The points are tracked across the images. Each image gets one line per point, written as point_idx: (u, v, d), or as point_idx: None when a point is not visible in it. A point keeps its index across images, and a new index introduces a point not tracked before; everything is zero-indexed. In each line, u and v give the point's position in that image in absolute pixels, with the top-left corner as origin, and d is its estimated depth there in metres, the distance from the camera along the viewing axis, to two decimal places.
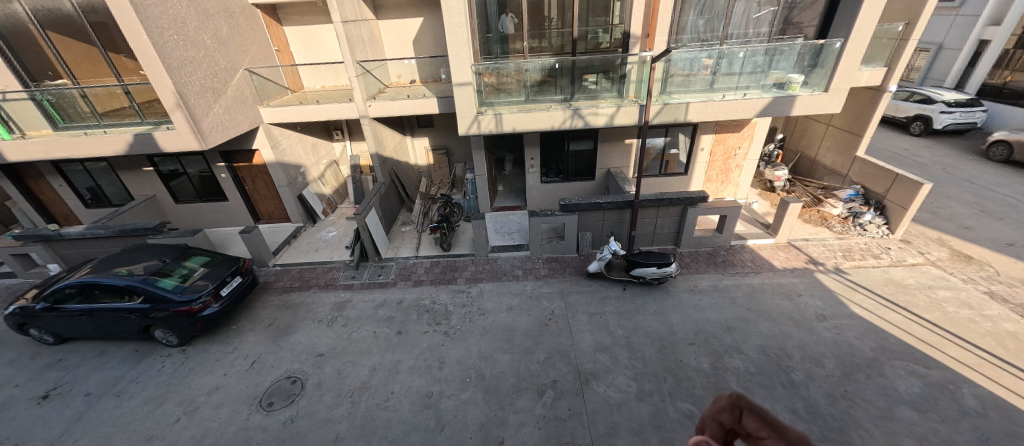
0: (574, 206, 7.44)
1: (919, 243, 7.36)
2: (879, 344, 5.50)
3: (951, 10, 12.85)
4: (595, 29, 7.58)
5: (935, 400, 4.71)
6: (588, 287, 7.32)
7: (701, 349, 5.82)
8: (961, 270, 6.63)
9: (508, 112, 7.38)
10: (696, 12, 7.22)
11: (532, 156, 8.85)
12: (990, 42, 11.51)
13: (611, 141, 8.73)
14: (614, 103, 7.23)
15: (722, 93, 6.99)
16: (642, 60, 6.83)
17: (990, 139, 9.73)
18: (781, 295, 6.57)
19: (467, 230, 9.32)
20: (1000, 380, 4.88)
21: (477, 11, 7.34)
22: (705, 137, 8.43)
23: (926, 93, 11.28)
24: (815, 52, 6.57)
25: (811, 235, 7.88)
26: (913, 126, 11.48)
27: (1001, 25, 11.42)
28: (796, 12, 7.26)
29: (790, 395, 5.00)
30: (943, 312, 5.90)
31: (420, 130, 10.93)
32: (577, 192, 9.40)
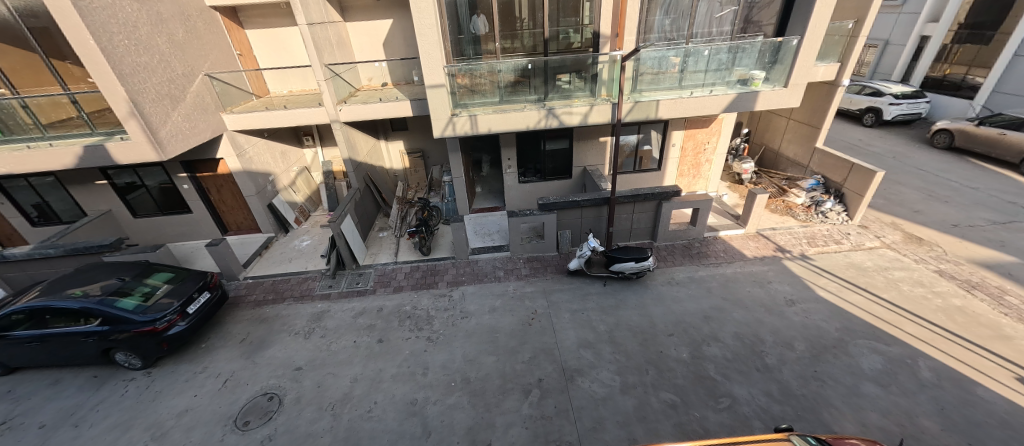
0: (553, 204, 7.48)
1: (875, 227, 7.83)
2: (844, 325, 5.81)
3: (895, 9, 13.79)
4: (567, 29, 7.68)
5: (895, 375, 5.02)
6: (570, 284, 7.39)
7: (681, 340, 5.98)
8: (913, 251, 7.08)
9: (483, 113, 7.36)
10: (662, 11, 7.42)
11: (509, 157, 8.87)
12: (930, 38, 12.40)
13: (586, 139, 8.85)
14: (587, 102, 7.33)
15: (690, 90, 7.20)
16: (613, 59, 6.94)
17: (934, 127, 10.47)
18: (753, 283, 6.83)
19: (447, 233, 9.22)
20: (952, 352, 5.24)
21: (448, 12, 7.29)
22: (676, 134, 8.68)
23: (876, 87, 12.03)
24: (774, 50, 6.87)
25: (779, 224, 8.24)
26: (866, 118, 12.25)
27: (939, 22, 12.27)
28: (756, 11, 7.54)
29: (765, 379, 5.20)
30: (899, 291, 6.29)
31: (394, 133, 10.75)
32: (555, 191, 9.49)
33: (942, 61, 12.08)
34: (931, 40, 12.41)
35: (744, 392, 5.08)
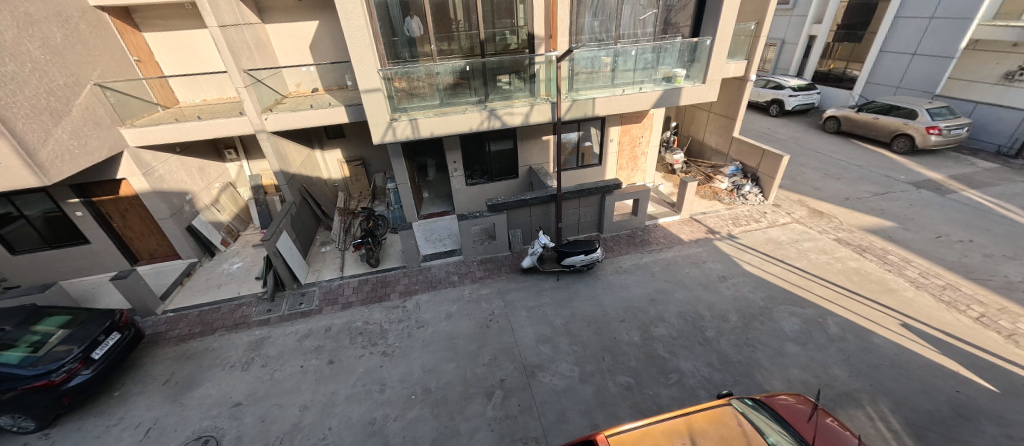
0: (502, 204, 7.54)
1: (786, 205, 8.84)
2: (768, 294, 6.48)
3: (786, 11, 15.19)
4: (503, 31, 7.79)
5: (811, 333, 5.70)
6: (524, 282, 7.49)
7: (631, 324, 6.31)
8: (817, 223, 8.10)
9: (424, 116, 7.20)
10: (591, 14, 7.75)
11: (455, 160, 8.79)
12: (817, 37, 14.19)
13: (530, 139, 9.03)
14: (528, 102, 7.47)
15: (622, 87, 7.62)
16: (549, 60, 7.14)
17: (825, 114, 12.07)
18: (690, 264, 7.39)
19: (395, 242, 8.92)
20: (852, 307, 6.07)
21: (378, 14, 7.04)
22: (613, 130, 9.14)
23: (778, 81, 13.59)
24: (691, 50, 7.51)
25: (708, 208, 9.00)
26: (772, 108, 13.80)
27: (822, 23, 13.97)
28: (673, 14, 8.20)
29: (707, 351, 5.65)
30: (808, 259, 7.17)
31: (330, 141, 10.17)
32: (503, 191, 9.56)
33: (827, 57, 13.92)
34: (818, 39, 14.14)
35: (690, 366, 5.48)
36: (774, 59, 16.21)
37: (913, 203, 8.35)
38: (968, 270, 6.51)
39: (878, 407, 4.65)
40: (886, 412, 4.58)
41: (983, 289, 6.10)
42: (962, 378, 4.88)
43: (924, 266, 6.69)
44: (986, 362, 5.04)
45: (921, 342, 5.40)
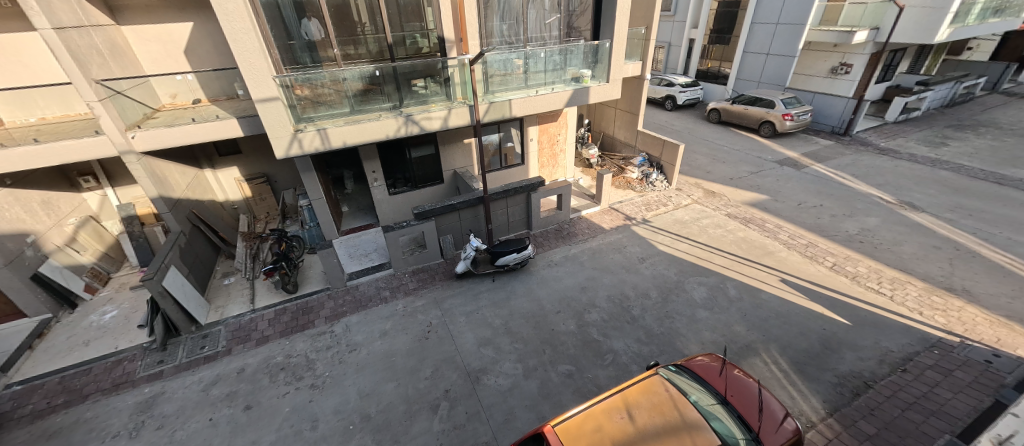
0: (428, 212, 7.38)
1: (687, 188, 9.98)
2: (680, 269, 7.24)
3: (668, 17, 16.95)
4: (412, 34, 7.62)
5: (717, 298, 6.50)
6: (460, 288, 7.39)
7: (566, 314, 6.58)
8: (711, 202, 9.27)
9: (333, 125, 6.71)
10: (499, 17, 7.93)
11: (374, 169, 8.37)
12: (695, 41, 15.89)
13: (451, 143, 8.96)
14: (445, 106, 7.39)
15: (536, 88, 7.92)
16: (463, 63, 7.13)
17: (708, 107, 13.88)
18: (613, 250, 7.95)
19: (315, 263, 8.19)
20: (745, 271, 7.06)
21: (267, 15, 6.39)
22: (531, 129, 9.47)
23: (670, 79, 15.24)
24: (594, 52, 8.06)
25: (624, 197, 9.78)
26: (667, 103, 15.48)
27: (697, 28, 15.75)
28: (574, 18, 8.66)
29: (635, 328, 6.13)
30: (708, 234, 8.16)
31: (223, 159, 8.97)
32: (429, 198, 9.35)
33: (704, 57, 15.96)
34: (696, 42, 15.81)
35: (622, 345, 5.89)
36: (664, 61, 17.69)
37: (780, 178, 9.99)
38: (822, 229, 7.99)
39: (771, 353, 5.49)
40: (777, 356, 5.43)
41: (834, 243, 7.53)
42: (826, 318, 5.96)
43: (792, 229, 8.03)
44: (841, 301, 6.22)
45: (796, 292, 6.48)
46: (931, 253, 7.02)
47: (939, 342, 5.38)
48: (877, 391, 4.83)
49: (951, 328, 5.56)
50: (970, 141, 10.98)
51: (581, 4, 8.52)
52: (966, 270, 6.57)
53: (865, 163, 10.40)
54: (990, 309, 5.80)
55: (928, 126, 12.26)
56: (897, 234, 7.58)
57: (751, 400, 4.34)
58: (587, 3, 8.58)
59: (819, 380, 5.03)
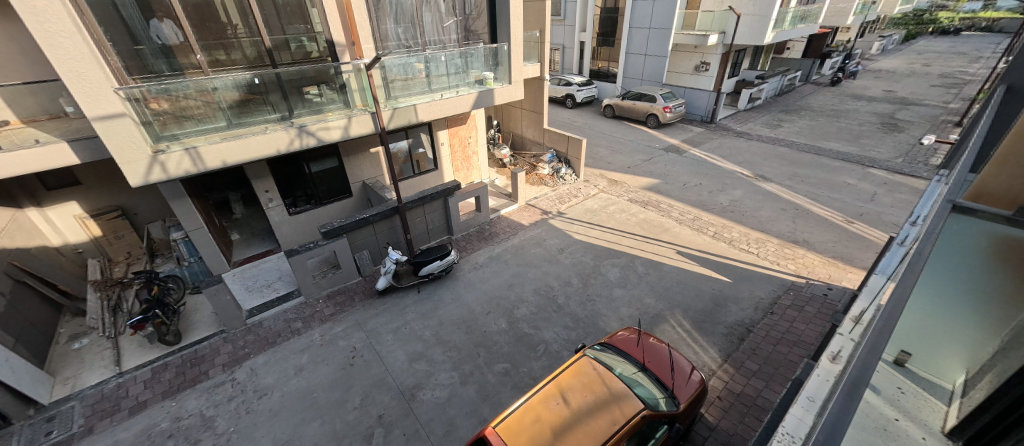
0: (337, 229, 6.81)
1: (593, 179, 10.82)
2: (595, 254, 7.81)
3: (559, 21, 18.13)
4: (297, 36, 6.91)
5: (628, 276, 7.17)
6: (383, 305, 6.98)
7: (496, 313, 6.64)
8: (615, 190, 10.20)
9: (208, 143, 5.80)
10: (392, 21, 7.77)
11: (266, 188, 7.51)
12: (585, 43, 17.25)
13: (356, 153, 8.41)
14: (343, 114, 6.91)
15: (440, 92, 7.84)
16: (358, 69, 6.72)
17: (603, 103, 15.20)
18: (534, 245, 8.26)
19: (202, 304, 7.03)
20: (648, 248, 7.88)
21: (98, 14, 5.22)
22: (441, 133, 9.37)
23: (568, 78, 16.34)
24: (493, 54, 8.23)
25: (538, 193, 10.23)
26: (567, 101, 16.60)
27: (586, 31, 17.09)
28: (470, 21, 8.76)
29: (562, 316, 6.44)
30: (615, 219, 8.95)
31: (54, 193, 7.15)
32: (338, 213, 8.69)
33: (595, 58, 17.42)
34: (586, 44, 17.19)
35: (552, 334, 6.14)
36: (561, 62, 18.95)
37: (667, 163, 11.39)
38: (703, 203, 9.31)
39: (676, 317, 6.24)
40: (681, 319, 6.19)
41: (713, 214, 8.84)
42: (714, 279, 6.97)
43: (681, 206, 9.22)
44: (723, 263, 7.33)
45: (690, 261, 7.45)
46: (780, 214, 8.66)
47: (793, 285, 6.67)
48: (756, 333, 5.81)
49: (799, 272, 6.94)
50: (796, 121, 13.80)
51: (475, 7, 8.63)
52: (804, 224, 8.24)
53: (728, 145, 12.40)
54: (822, 253, 7.38)
55: (768, 111, 15.09)
56: (756, 202, 9.19)
57: (664, 362, 4.87)
58: (481, 8, 8.69)
59: (714, 333, 5.88)
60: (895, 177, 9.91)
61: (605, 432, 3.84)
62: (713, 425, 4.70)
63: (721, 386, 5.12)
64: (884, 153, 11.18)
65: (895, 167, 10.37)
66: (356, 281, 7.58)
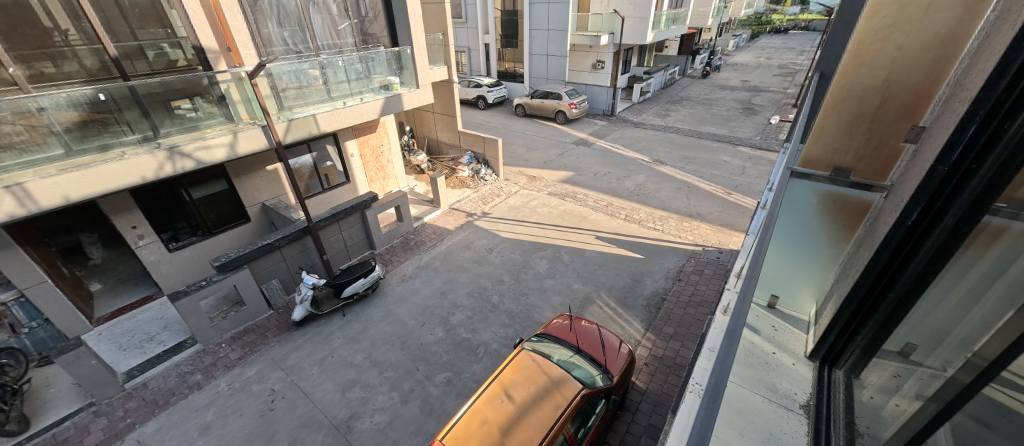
0: (236, 259, 6.04)
1: (512, 177, 11.11)
2: (523, 250, 8.03)
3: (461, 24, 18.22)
4: (154, 43, 5.89)
5: (555, 265, 7.51)
6: (303, 336, 6.33)
7: (432, 323, 6.45)
8: (534, 185, 10.60)
9: (40, 177, 4.64)
10: (276, 24, 7.10)
11: (134, 224, 6.33)
12: (489, 45, 17.62)
13: (250, 173, 7.53)
14: (226, 129, 6.09)
15: (342, 100, 7.33)
16: (238, 78, 5.95)
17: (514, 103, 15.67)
18: (462, 248, 8.19)
19: (58, 376, 5.66)
20: (571, 237, 8.34)
21: None
22: (349, 143, 8.81)
23: (477, 81, 16.62)
24: (396, 58, 7.85)
25: (461, 196, 10.19)
26: (479, 102, 16.82)
27: (489, 33, 17.45)
28: (367, 24, 8.40)
29: (498, 314, 6.50)
30: (538, 213, 9.30)
31: None
32: (235, 242, 7.67)
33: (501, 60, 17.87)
34: (491, 46, 17.53)
35: (490, 334, 6.16)
36: (468, 64, 19.09)
37: (579, 155, 12.17)
38: (613, 190, 10.16)
39: (602, 297, 6.71)
40: (606, 298, 6.66)
41: (623, 199, 9.68)
42: (630, 257, 7.65)
43: (595, 195, 9.93)
44: (636, 241, 8.07)
45: (608, 243, 8.06)
46: (676, 192, 9.82)
47: (693, 253, 7.61)
48: (669, 300, 6.52)
49: (696, 241, 7.95)
50: (680, 110, 15.77)
51: (372, 9, 8.33)
52: (695, 199, 9.46)
53: (629, 135, 13.69)
54: (712, 222, 8.55)
55: (657, 103, 16.99)
56: (656, 184, 10.29)
57: (596, 342, 5.19)
58: (378, 10, 8.44)
59: (635, 306, 6.45)
60: (757, 152, 11.89)
61: (551, 418, 3.97)
62: (643, 389, 5.17)
63: (646, 353, 5.64)
64: (747, 133, 13.34)
65: (756, 144, 12.43)
66: (268, 315, 6.75)
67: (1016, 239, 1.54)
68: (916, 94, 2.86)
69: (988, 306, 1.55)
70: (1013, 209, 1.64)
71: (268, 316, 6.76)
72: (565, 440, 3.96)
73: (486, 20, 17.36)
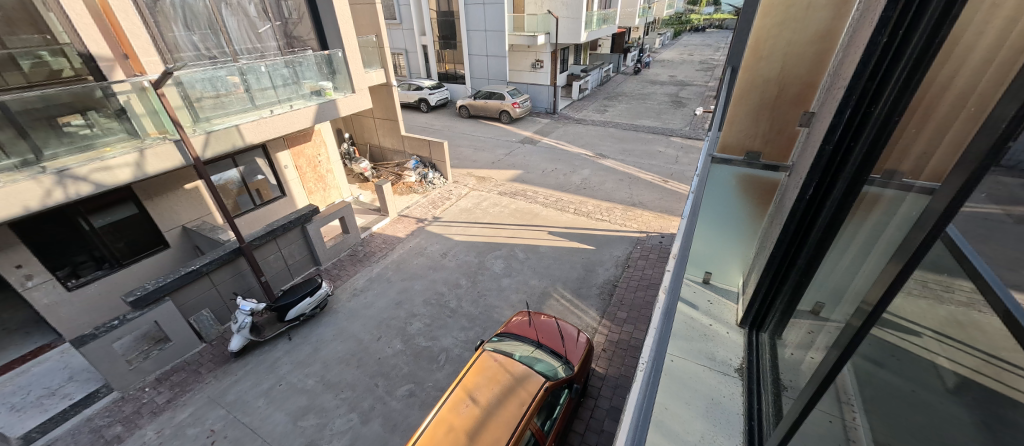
0: (154, 291, 5.38)
1: (462, 179, 11.02)
2: (477, 251, 8.00)
3: (396, 25, 17.72)
4: (29, 52, 5.09)
5: (511, 264, 7.57)
6: (245, 367, 5.80)
7: (389, 336, 6.21)
8: (484, 186, 10.60)
9: None
10: (182, 27, 6.45)
11: (19, 263, 5.43)
12: (427, 46, 17.32)
13: (164, 193, 6.76)
14: (130, 146, 5.39)
15: (268, 108, 6.82)
16: (140, 88, 5.28)
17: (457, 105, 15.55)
18: (415, 255, 7.99)
19: None
20: (525, 234, 8.46)
21: None
22: (281, 155, 8.25)
23: (416, 84, 16.32)
24: (327, 62, 7.42)
25: (410, 202, 9.93)
26: (421, 106, 16.49)
27: (426, 35, 17.15)
28: (292, 27, 7.96)
29: (457, 319, 6.42)
30: (490, 213, 9.31)
31: None
32: (153, 272, 6.86)
33: (441, 62, 17.64)
34: (429, 47, 17.24)
35: (451, 339, 6.06)
36: (406, 66, 18.61)
37: (526, 154, 12.37)
38: (561, 185, 10.45)
39: (558, 290, 6.88)
40: (562, 291, 6.84)
41: (571, 193, 9.99)
42: (581, 249, 7.92)
43: (545, 191, 10.15)
44: (585, 233, 8.38)
45: (560, 238, 8.29)
46: (619, 184, 10.33)
47: (638, 240, 8.06)
48: (620, 287, 6.84)
49: (640, 228, 8.43)
50: (617, 106, 16.61)
51: (296, 10, 7.87)
52: (637, 189, 10.03)
53: (572, 131, 14.17)
54: (653, 209, 9.11)
55: (596, 99, 17.76)
56: (601, 177, 10.76)
57: (554, 334, 5.31)
58: (303, 11, 7.98)
59: (590, 295, 6.70)
60: (688, 141, 12.86)
61: (517, 416, 3.99)
62: (603, 374, 5.38)
63: (603, 339, 5.87)
64: (678, 124, 14.38)
65: (687, 134, 13.44)
66: (200, 349, 6.10)
67: (890, 204, 1.70)
68: (805, 83, 3.28)
69: (870, 259, 1.69)
70: (886, 178, 1.85)
71: (201, 350, 6.10)
72: (533, 435, 4.01)
73: (422, 22, 17.04)
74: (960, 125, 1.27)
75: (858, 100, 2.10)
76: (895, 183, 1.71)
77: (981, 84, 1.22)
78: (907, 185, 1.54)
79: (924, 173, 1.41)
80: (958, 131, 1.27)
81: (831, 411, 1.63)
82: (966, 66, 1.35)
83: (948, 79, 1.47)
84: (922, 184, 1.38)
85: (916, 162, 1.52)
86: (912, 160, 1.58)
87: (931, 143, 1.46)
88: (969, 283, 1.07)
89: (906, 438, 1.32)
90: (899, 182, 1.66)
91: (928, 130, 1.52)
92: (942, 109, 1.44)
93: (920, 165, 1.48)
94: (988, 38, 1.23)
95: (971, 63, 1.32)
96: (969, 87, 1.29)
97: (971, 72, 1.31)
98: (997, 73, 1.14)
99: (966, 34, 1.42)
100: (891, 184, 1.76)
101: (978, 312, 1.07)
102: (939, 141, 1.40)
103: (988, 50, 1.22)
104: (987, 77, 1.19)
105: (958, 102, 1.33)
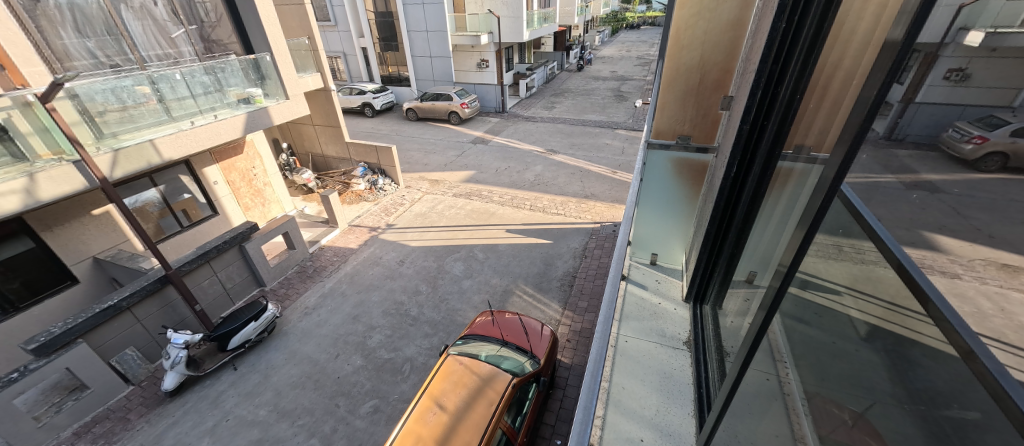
0: (62, 334, 4.73)
1: (414, 184, 10.76)
2: (434, 255, 7.86)
3: (332, 28, 16.99)
4: None
5: (471, 265, 7.52)
6: (184, 406, 5.25)
7: (348, 352, 5.90)
8: (438, 189, 10.44)
9: None
10: (74, 32, 5.72)
11: None
12: (367, 48, 16.75)
13: (68, 221, 5.95)
14: (15, 171, 4.65)
15: (188, 119, 6.20)
16: (25, 103, 4.50)
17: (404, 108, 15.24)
18: (370, 266, 7.70)
19: None
20: (484, 234, 8.44)
21: None
22: (210, 170, 7.60)
23: (359, 87, 15.73)
24: (255, 67, 6.98)
25: (360, 211, 9.59)
26: (365, 110, 15.93)
27: (365, 37, 16.59)
28: (209, 30, 7.41)
29: (419, 326, 6.24)
30: (446, 216, 9.19)
31: None
32: (61, 313, 6.06)
33: (383, 64, 17.14)
34: (369, 50, 16.72)
35: (414, 348, 5.88)
36: (346, 70, 18.00)
37: (478, 154, 12.37)
38: (516, 183, 10.56)
39: (520, 286, 6.93)
40: (524, 287, 6.90)
41: (526, 190, 10.12)
42: (539, 244, 8.05)
43: (500, 190, 10.19)
44: (542, 228, 8.52)
45: (517, 235, 8.36)
46: (571, 177, 10.62)
47: (593, 230, 8.33)
48: (579, 277, 7.03)
49: (594, 218, 8.73)
50: (564, 102, 17.09)
51: (213, 11, 7.34)
52: (588, 182, 10.37)
53: (522, 129, 14.39)
54: (605, 200, 9.48)
55: (543, 96, 18.18)
56: (553, 172, 11.01)
57: (518, 329, 5.32)
58: (221, 12, 7.44)
59: (551, 288, 6.82)
60: (632, 133, 13.52)
61: (486, 416, 3.96)
62: (569, 365, 5.48)
63: (567, 330, 5.99)
64: (622, 117, 15.08)
65: (630, 126, 14.12)
66: (126, 393, 5.45)
67: (798, 178, 1.77)
68: (723, 69, 3.56)
69: (788, 227, 1.77)
70: (794, 154, 1.91)
71: (128, 394, 5.44)
72: (504, 433, 3.98)
73: (360, 24, 16.46)
74: (845, 108, 1.37)
75: (766, 83, 2.33)
76: (801, 159, 1.77)
77: (861, 65, 1.32)
78: (812, 159, 1.61)
79: (825, 142, 1.50)
80: (845, 110, 1.37)
81: (766, 369, 1.70)
82: (850, 47, 1.46)
83: (837, 59, 1.57)
84: (820, 156, 1.50)
85: (819, 135, 1.59)
86: (814, 135, 1.67)
87: (827, 119, 1.55)
88: (870, 242, 1.08)
89: (829, 387, 1.33)
90: (805, 156, 1.73)
91: (824, 109, 1.62)
92: (834, 87, 1.54)
93: (822, 136, 1.56)
94: (864, 26, 1.36)
95: (855, 45, 1.43)
96: (852, 70, 1.40)
97: (853, 54, 1.43)
98: (872, 54, 1.25)
99: (846, 19, 1.54)
100: (798, 160, 1.83)
101: (876, 267, 1.08)
102: (832, 118, 1.49)
103: (865, 34, 1.34)
104: (864, 61, 1.31)
105: (843, 84, 1.45)
